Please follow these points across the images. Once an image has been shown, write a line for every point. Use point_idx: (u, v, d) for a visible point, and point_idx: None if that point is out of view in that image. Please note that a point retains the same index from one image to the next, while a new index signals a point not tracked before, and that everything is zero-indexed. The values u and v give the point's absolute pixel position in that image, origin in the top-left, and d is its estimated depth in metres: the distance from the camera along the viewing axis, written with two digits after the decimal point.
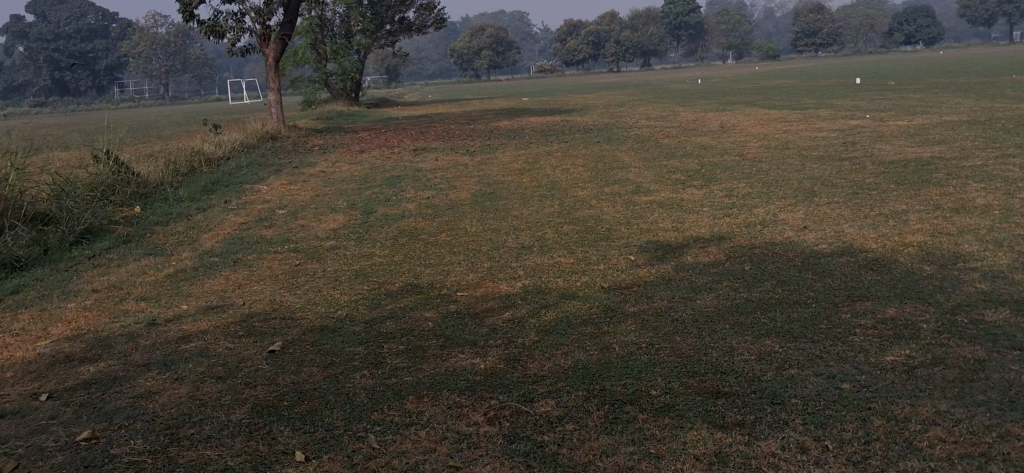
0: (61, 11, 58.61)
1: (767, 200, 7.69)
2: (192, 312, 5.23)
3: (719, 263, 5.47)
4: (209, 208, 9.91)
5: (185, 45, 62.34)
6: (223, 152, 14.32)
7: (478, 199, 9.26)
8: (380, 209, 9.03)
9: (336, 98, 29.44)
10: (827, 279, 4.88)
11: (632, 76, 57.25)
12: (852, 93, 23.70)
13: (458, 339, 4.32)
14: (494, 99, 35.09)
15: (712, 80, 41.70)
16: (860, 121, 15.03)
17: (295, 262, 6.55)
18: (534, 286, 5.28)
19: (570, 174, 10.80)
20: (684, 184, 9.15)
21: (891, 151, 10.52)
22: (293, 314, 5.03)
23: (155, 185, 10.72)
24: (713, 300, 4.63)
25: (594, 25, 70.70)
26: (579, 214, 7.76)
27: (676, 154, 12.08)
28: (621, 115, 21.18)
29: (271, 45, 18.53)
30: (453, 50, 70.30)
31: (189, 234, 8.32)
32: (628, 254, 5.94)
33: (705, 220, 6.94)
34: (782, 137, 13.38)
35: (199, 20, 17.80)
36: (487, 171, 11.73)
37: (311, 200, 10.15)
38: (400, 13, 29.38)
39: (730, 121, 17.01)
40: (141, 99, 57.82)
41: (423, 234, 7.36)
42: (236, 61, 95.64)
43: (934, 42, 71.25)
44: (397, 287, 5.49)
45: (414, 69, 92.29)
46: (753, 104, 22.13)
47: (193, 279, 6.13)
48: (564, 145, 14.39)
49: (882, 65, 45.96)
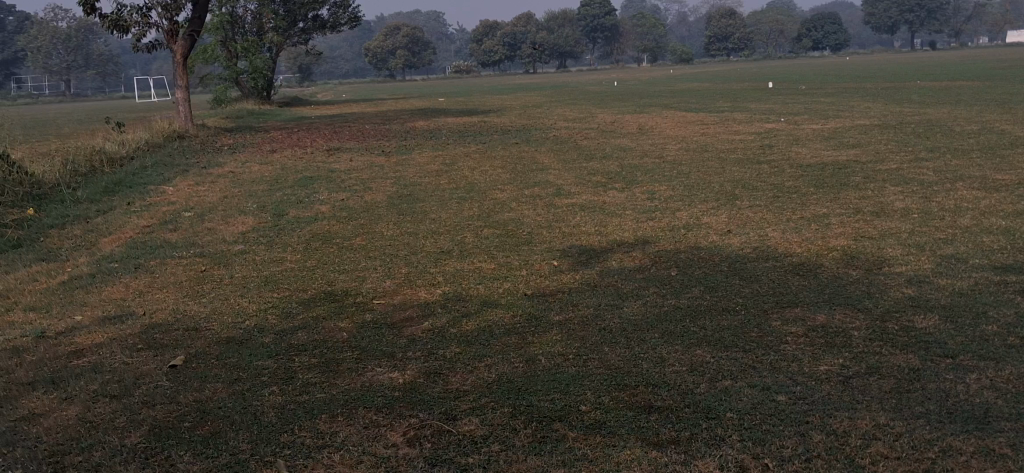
0: None
1: (689, 203, 7.62)
2: (86, 323, 4.88)
3: (645, 269, 5.33)
4: (110, 209, 9.45)
5: (89, 41, 60.38)
6: (126, 151, 13.76)
7: (395, 201, 9.01)
8: (292, 211, 8.70)
9: (248, 97, 28.73)
10: (754, 285, 4.79)
11: (548, 78, 57.45)
12: (765, 97, 24.09)
13: (375, 350, 4.07)
14: (410, 99, 34.74)
15: (628, 83, 42.08)
16: (774, 124, 15.21)
17: (200, 267, 6.22)
18: (455, 293, 5.07)
19: (489, 175, 10.62)
20: (605, 186, 9.05)
21: (807, 154, 10.61)
22: (196, 324, 4.72)
23: (51, 186, 10.20)
24: (640, 307, 4.48)
25: (510, 26, 70.80)
26: (499, 217, 7.57)
27: (596, 156, 12.01)
28: (539, 116, 21.11)
29: (178, 41, 17.91)
30: (368, 49, 69.55)
31: (86, 237, 7.88)
32: (551, 259, 5.78)
33: (628, 224, 6.83)
34: (699, 139, 13.44)
35: (102, 13, 17.10)
36: (404, 173, 11.46)
37: (219, 202, 9.76)
38: (314, 11, 28.85)
39: (648, 123, 17.06)
40: (41, 95, 55.74)
41: (337, 238, 7.08)
42: (143, 58, 93.09)
43: (840, 48, 73.29)
44: (310, 295, 5.22)
45: (328, 69, 91.16)
46: (669, 106, 22.29)
47: (88, 287, 5.75)
48: (483, 147, 14.21)
49: (793, 69, 47.00)
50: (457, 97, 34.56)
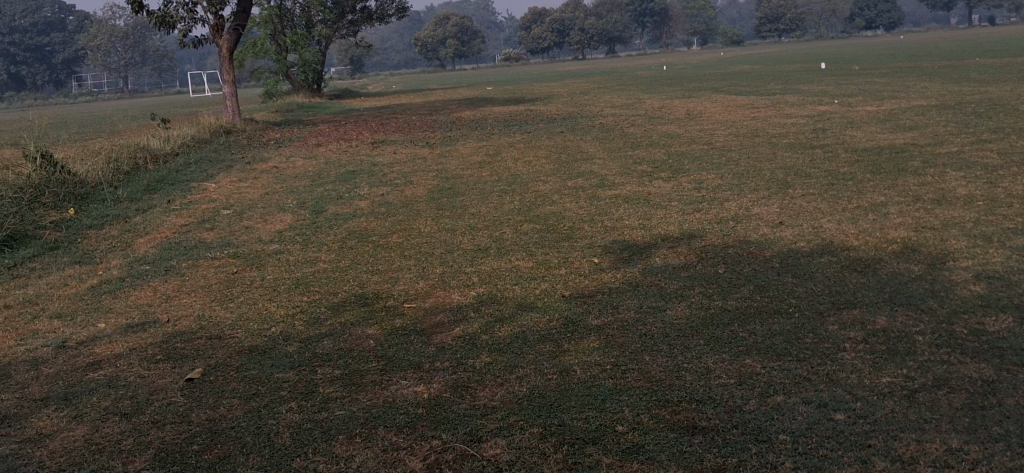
0: (17, 4, 57.45)
1: (739, 193, 7.27)
2: (109, 332, 4.72)
3: (691, 266, 5.03)
4: (150, 208, 9.37)
5: (144, 38, 61.17)
6: (171, 147, 13.74)
7: (435, 195, 8.79)
8: (331, 207, 8.53)
9: (298, 90, 28.75)
10: (808, 284, 4.46)
11: (597, 64, 56.95)
12: (818, 78, 23.44)
13: (402, 360, 3.84)
14: (458, 88, 34.55)
15: (678, 67, 41.44)
16: (829, 107, 14.70)
17: (231, 270, 6.05)
18: (490, 295, 4.81)
19: (532, 166, 10.35)
20: (651, 176, 8.73)
21: (863, 138, 10.18)
22: (220, 333, 4.53)
23: (94, 185, 10.15)
24: (686, 310, 4.19)
25: (559, 12, 70.31)
26: (541, 210, 7.30)
27: (643, 144, 11.68)
28: (586, 103, 20.78)
29: (224, 36, 17.86)
30: (416, 39, 69.62)
31: (123, 238, 7.80)
32: (592, 256, 5.49)
33: (674, 216, 6.52)
34: (750, 124, 13.03)
35: (148, 9, 17.12)
36: (446, 165, 11.23)
37: (259, 199, 9.63)
38: (361, 2, 28.78)
39: (697, 108, 16.64)
40: (99, 93, 56.60)
41: (373, 235, 6.88)
42: (198, 53, 94.22)
43: (895, 26, 71.59)
44: (339, 299, 5.01)
45: (378, 60, 91.54)
46: (720, 90, 21.80)
47: (117, 293, 5.63)
48: (527, 136, 13.94)
49: (847, 49, 45.91)
50: (505, 85, 34.30)
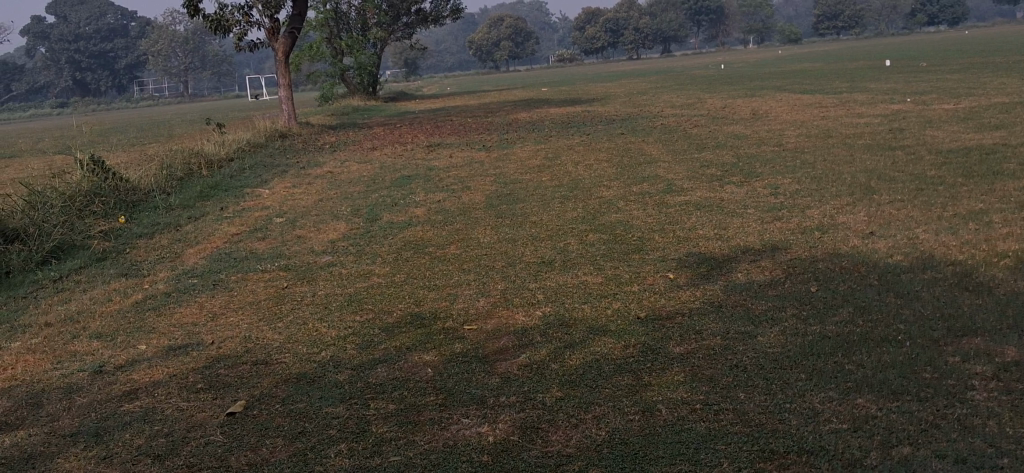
0: (81, 11, 58.49)
1: (820, 199, 6.78)
2: (149, 355, 4.41)
3: (778, 283, 4.58)
4: (201, 216, 9.13)
5: (203, 43, 61.86)
6: (226, 152, 13.57)
7: (494, 201, 8.42)
8: (386, 215, 8.21)
9: (354, 93, 28.59)
10: (915, 305, 3.98)
11: (652, 63, 56.19)
12: (886, 75, 22.61)
13: (464, 394, 3.46)
14: (514, 89, 34.21)
15: (736, 65, 40.60)
16: (902, 106, 14.01)
17: (280, 284, 5.72)
18: (557, 315, 4.40)
19: (593, 170, 9.93)
20: (722, 180, 8.24)
21: (946, 138, 9.58)
22: (265, 358, 4.19)
23: (145, 192, 9.95)
24: (778, 337, 3.74)
25: (613, 12, 69.63)
26: (606, 219, 6.87)
27: (709, 146, 11.17)
28: (645, 104, 20.27)
29: (279, 39, 17.68)
30: (470, 41, 69.49)
31: (172, 248, 7.54)
32: (666, 271, 5.06)
33: (752, 225, 6.05)
34: (821, 124, 12.45)
35: (204, 13, 17.02)
36: (504, 169, 10.85)
37: (312, 206, 9.35)
38: (416, 4, 28.55)
39: (762, 107, 16.02)
40: (160, 98, 57.34)
41: (430, 246, 6.51)
42: (256, 57, 95.30)
43: (959, 21, 69.55)
44: (394, 319, 4.64)
45: (433, 61, 91.72)
46: (783, 89, 21.13)
47: (161, 310, 5.33)
48: (586, 138, 13.50)
49: (910, 45, 44.59)
50: (562, 86, 33.87)
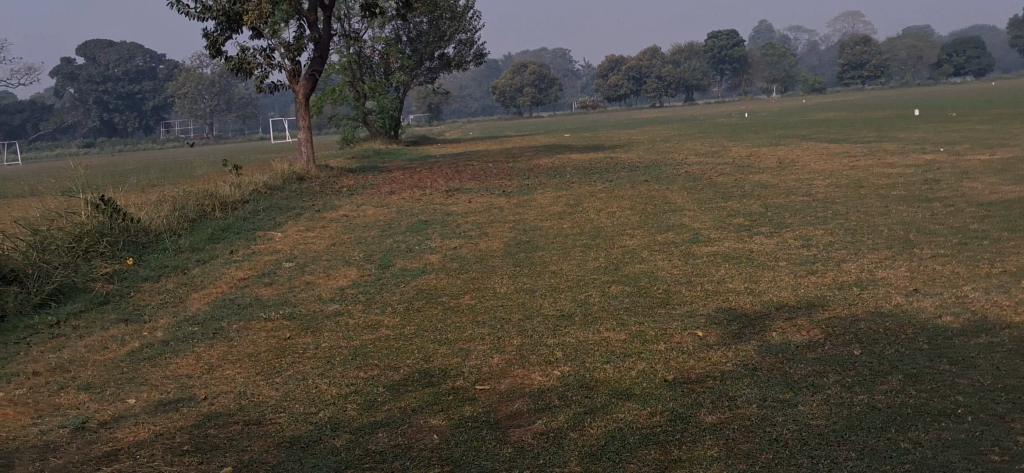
0: (110, 53, 59.25)
1: (857, 252, 6.42)
2: (135, 411, 4.08)
3: (818, 345, 4.22)
4: (211, 259, 8.85)
5: (229, 85, 62.40)
6: (242, 194, 13.36)
7: (513, 248, 8.12)
8: (400, 261, 7.91)
9: (375, 136, 28.47)
10: (972, 374, 3.61)
11: (675, 111, 56.08)
12: (915, 124, 22.29)
13: (473, 466, 3.12)
14: (536, 135, 34.06)
15: (761, 113, 40.35)
16: (934, 156, 13.63)
17: (284, 335, 5.40)
18: (577, 376, 4.06)
19: (616, 218, 9.63)
20: (750, 230, 7.91)
21: (985, 190, 9.22)
22: (259, 417, 3.86)
23: (156, 234, 9.71)
24: (821, 407, 3.39)
25: (636, 60, 69.77)
26: (629, 269, 6.54)
27: (735, 194, 10.84)
28: (669, 151, 19.99)
29: (300, 81, 17.58)
30: (494, 87, 69.78)
31: (177, 293, 7.25)
32: (694, 328, 4.70)
33: (785, 279, 5.70)
34: (851, 173, 12.11)
35: (226, 55, 16.94)
36: (523, 215, 10.54)
37: (325, 250, 9.07)
38: (439, 49, 28.54)
39: (788, 156, 15.67)
40: (184, 139, 57.73)
41: (444, 295, 6.20)
42: (280, 100, 96.08)
43: (985, 72, 69.26)
44: (401, 376, 4.30)
45: (456, 106, 92.19)
46: (810, 137, 20.83)
47: (156, 360, 5.02)
48: (609, 185, 13.20)
49: (937, 96, 44.19)
50: (585, 132, 33.67)
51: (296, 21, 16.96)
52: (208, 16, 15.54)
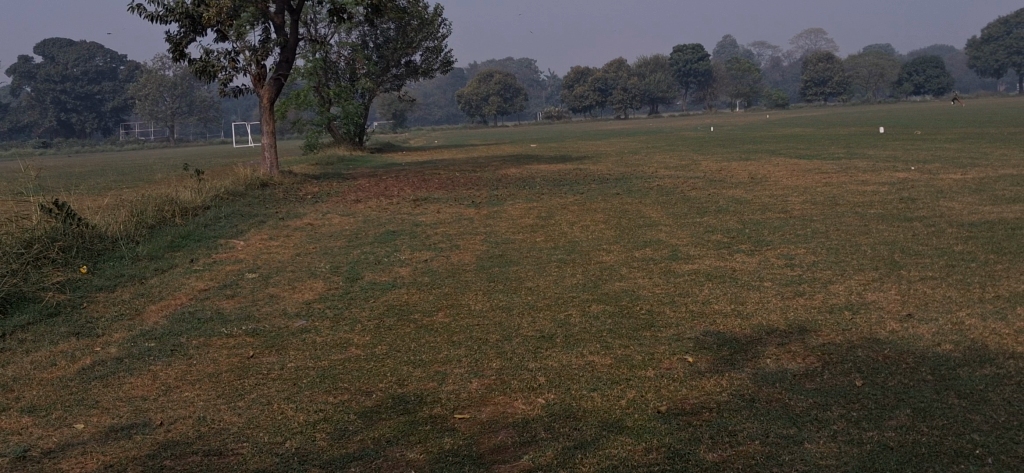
0: (70, 53, 58.33)
1: (843, 273, 6.24)
2: (84, 438, 3.76)
3: (816, 374, 4.00)
4: (169, 268, 8.49)
5: (191, 88, 61.55)
6: (203, 200, 12.96)
7: (486, 262, 7.86)
8: (369, 274, 7.63)
9: (340, 143, 28.07)
10: (985, 410, 3.41)
11: (640, 123, 56.16)
12: (881, 142, 22.37)
13: None
14: (503, 144, 33.85)
15: (727, 127, 40.45)
16: (906, 174, 13.56)
17: (247, 353, 5.09)
18: (564, 405, 3.80)
19: (590, 232, 9.40)
20: (730, 248, 7.71)
21: (963, 210, 9.11)
22: (220, 447, 3.55)
23: (112, 240, 9.33)
24: (829, 444, 3.16)
25: (602, 72, 69.89)
26: (609, 287, 6.31)
27: (710, 209, 10.66)
28: (638, 163, 19.83)
29: (265, 85, 17.19)
30: (460, 95, 69.55)
31: (133, 305, 6.89)
32: (684, 353, 4.47)
33: (772, 301, 5.50)
34: (824, 190, 12.00)
35: (189, 57, 16.52)
36: (495, 227, 10.29)
37: (290, 261, 8.76)
38: (406, 56, 28.25)
39: (760, 171, 15.55)
40: (144, 141, 56.81)
41: (416, 312, 5.93)
42: (244, 104, 95.09)
43: (945, 91, 70.21)
44: (374, 401, 4.02)
45: (421, 114, 91.79)
46: (779, 152, 20.80)
47: (109, 380, 4.68)
48: (580, 197, 12.98)
49: (900, 113, 44.52)
50: (552, 142, 33.48)
51: (262, 25, 16.58)
52: (171, 18, 15.13)
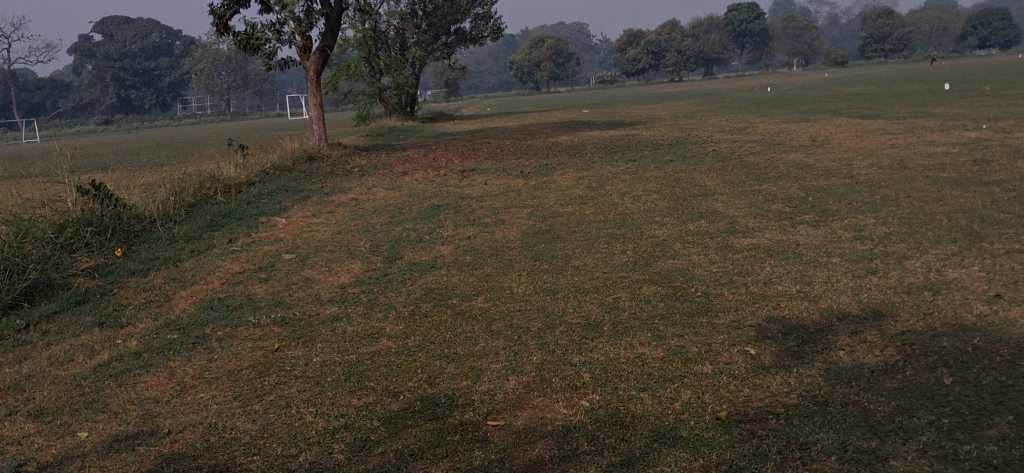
0: (127, 30, 58.94)
1: (919, 247, 5.71)
2: (84, 450, 3.45)
3: (897, 370, 3.53)
4: (206, 250, 8.23)
5: (245, 62, 61.82)
6: (247, 175, 12.71)
7: (532, 238, 7.46)
8: (409, 253, 7.27)
9: (390, 113, 27.78)
10: None
11: (694, 86, 55.08)
12: (948, 99, 21.43)
13: None
14: (556, 111, 33.31)
15: (785, 87, 39.38)
16: (978, 133, 12.80)
17: (271, 346, 4.75)
18: (610, 409, 3.39)
19: (642, 202, 8.93)
20: (792, 219, 7.18)
21: None
22: (228, 462, 3.21)
23: (150, 222, 9.11)
24: (919, 463, 2.71)
25: (656, 34, 68.69)
26: (662, 266, 5.85)
27: (770, 176, 10.11)
28: (693, 127, 19.23)
29: (311, 57, 16.86)
30: (512, 62, 68.99)
31: (164, 290, 6.61)
32: (745, 344, 4.02)
33: (841, 281, 5.01)
34: (891, 152, 11.37)
35: (233, 30, 16.26)
36: (543, 199, 9.88)
37: (330, 239, 8.44)
38: (455, 23, 27.79)
39: (821, 133, 14.87)
40: (201, 115, 57.24)
41: (455, 296, 5.54)
42: (297, 76, 95.51)
43: (1012, 44, 67.75)
44: (401, 405, 3.65)
45: (473, 82, 91.30)
46: (840, 113, 20.03)
47: (124, 379, 4.38)
48: (631, 165, 12.46)
49: (964, 69, 43.00)
50: (606, 107, 32.84)
51: None
52: None
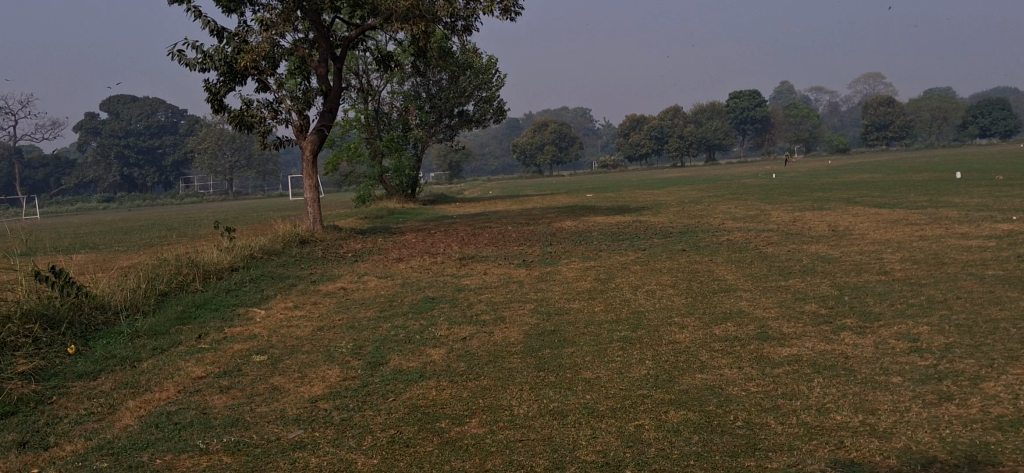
0: (134, 108, 59.16)
1: (996, 365, 4.82)
2: None
3: None
4: (170, 347, 7.35)
5: None
6: (231, 260, 11.91)
7: (537, 341, 6.58)
8: (394, 356, 6.40)
9: (391, 196, 27.11)
10: None
11: (696, 171, 54.66)
12: (965, 188, 20.75)
13: None
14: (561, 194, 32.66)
15: (792, 174, 38.79)
16: (1010, 226, 12.00)
17: None
18: None
19: (658, 299, 8.08)
20: (833, 324, 6.31)
21: None
22: None
23: (115, 312, 8.25)
24: None
25: (658, 120, 68.72)
26: (688, 382, 4.96)
27: (795, 270, 9.29)
28: (703, 215, 18.48)
29: (307, 137, 16.18)
30: (515, 145, 68.90)
31: (110, 399, 5.71)
32: None
33: (913, 410, 4.12)
34: (920, 245, 10.56)
35: (228, 108, 15.63)
36: (548, 293, 9.04)
37: (309, 336, 7.57)
38: (459, 106, 27.35)
39: (838, 223, 14.06)
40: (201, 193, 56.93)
41: (445, 418, 4.65)
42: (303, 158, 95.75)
43: (1013, 134, 67.53)
44: None
45: (477, 165, 91.31)
46: (854, 201, 19.33)
47: None
48: (640, 255, 11.63)
49: (970, 157, 42.49)
50: (611, 192, 32.19)
51: (304, 74, 15.60)
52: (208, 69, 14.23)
